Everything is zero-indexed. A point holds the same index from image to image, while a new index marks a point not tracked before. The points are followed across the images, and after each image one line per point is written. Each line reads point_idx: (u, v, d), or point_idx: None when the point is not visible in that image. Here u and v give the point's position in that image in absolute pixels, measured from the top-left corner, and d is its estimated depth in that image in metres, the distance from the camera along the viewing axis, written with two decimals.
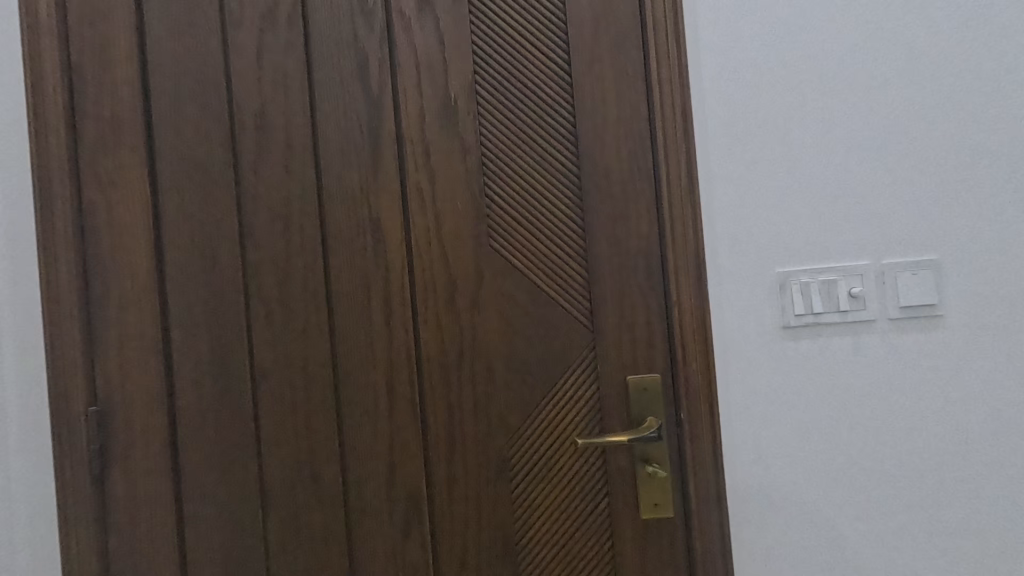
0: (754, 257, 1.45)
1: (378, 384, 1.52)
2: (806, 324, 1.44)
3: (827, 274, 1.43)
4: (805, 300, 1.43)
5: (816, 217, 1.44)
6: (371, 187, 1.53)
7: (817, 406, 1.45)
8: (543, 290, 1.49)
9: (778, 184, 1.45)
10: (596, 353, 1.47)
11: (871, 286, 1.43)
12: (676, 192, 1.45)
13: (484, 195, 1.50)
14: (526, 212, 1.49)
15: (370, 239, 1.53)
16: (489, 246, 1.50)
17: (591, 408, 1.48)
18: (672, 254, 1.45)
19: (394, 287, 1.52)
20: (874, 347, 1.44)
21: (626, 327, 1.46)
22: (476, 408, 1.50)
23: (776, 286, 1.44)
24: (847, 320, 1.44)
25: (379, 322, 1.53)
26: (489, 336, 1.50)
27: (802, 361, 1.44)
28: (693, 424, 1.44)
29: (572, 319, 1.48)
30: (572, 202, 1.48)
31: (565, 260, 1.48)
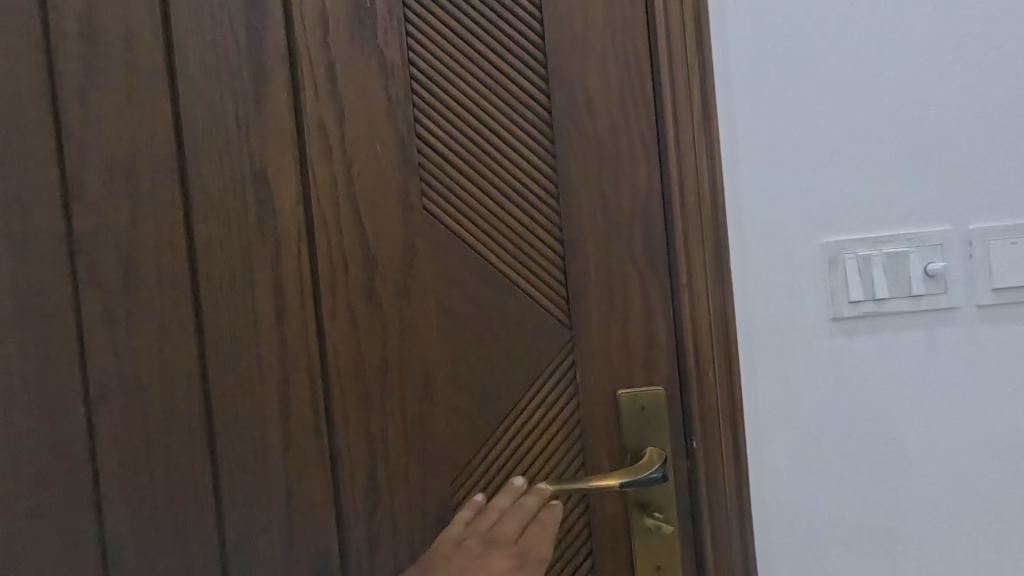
0: (792, 224, 1.06)
1: (268, 404, 1.07)
2: (864, 315, 1.06)
3: (895, 246, 1.05)
4: (863, 282, 1.06)
5: (874, 170, 1.05)
6: (253, 126, 1.06)
7: (878, 425, 1.07)
8: (499, 271, 1.05)
9: (824, 124, 1.05)
10: (574, 358, 1.04)
11: (953, 262, 1.06)
12: (685, 133, 1.03)
13: (414, 135, 1.05)
14: (475, 159, 1.05)
15: (252, 199, 1.07)
16: (422, 209, 1.05)
17: (568, 436, 1.06)
18: (680, 216, 1.03)
19: (289, 269, 1.07)
20: (952, 345, 1.07)
21: (617, 320, 1.04)
22: (408, 437, 1.07)
23: (824, 263, 1.06)
24: (919, 309, 1.06)
25: (267, 318, 1.07)
26: (424, 337, 1.06)
27: (859, 364, 1.07)
28: (709, 455, 1.04)
29: (539, 310, 1.05)
30: (540, 144, 1.04)
31: (531, 227, 1.05)
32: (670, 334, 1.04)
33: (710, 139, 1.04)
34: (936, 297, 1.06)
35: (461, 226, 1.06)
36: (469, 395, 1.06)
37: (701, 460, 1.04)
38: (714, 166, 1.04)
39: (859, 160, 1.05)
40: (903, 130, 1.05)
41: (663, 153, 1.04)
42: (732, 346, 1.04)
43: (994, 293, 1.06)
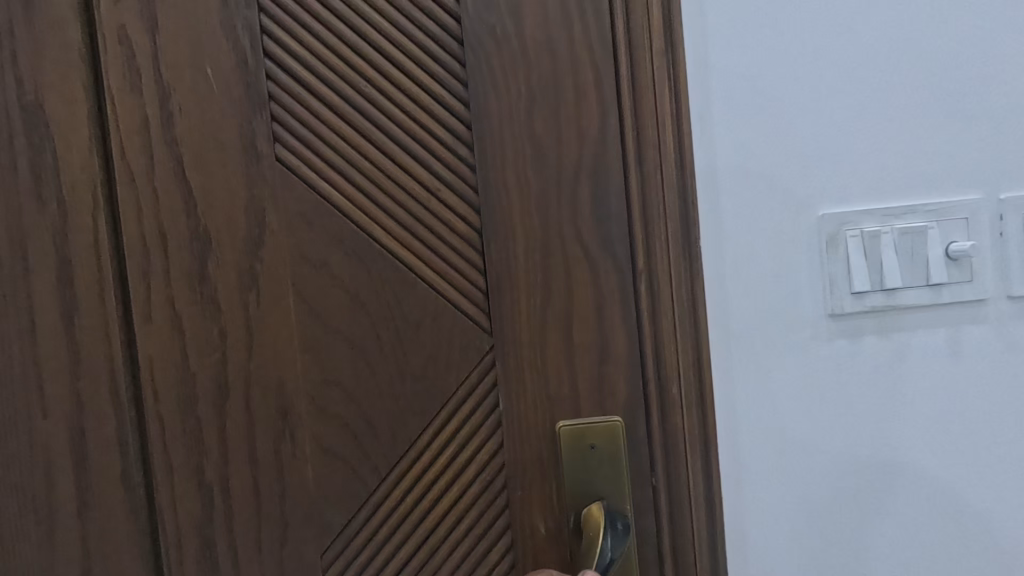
0: (777, 181, 0.73)
1: (55, 444, 0.74)
2: (869, 314, 0.74)
3: (910, 220, 0.73)
4: (868, 267, 0.73)
5: (902, 107, 0.73)
6: (23, 37, 0.72)
7: (886, 470, 0.75)
8: (386, 250, 0.73)
9: (835, 41, 0.72)
10: (495, 375, 0.73)
11: (982, 242, 0.74)
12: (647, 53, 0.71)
13: (262, 52, 0.72)
14: (351, 91, 0.72)
15: (24, 146, 0.72)
16: (273, 160, 0.72)
17: (486, 487, 0.74)
18: (647, 171, 0.71)
19: (80, 249, 0.73)
20: (976, 360, 0.75)
21: (554, 321, 0.72)
22: (258, 490, 0.74)
23: (813, 242, 0.73)
24: (936, 308, 0.74)
25: (51, 319, 0.73)
26: (278, 347, 0.73)
27: (863, 387, 0.75)
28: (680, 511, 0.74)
29: (444, 307, 0.73)
30: (448, 68, 0.72)
31: (434, 187, 0.73)
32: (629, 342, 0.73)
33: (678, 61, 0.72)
34: (961, 291, 0.74)
35: (331, 186, 0.73)
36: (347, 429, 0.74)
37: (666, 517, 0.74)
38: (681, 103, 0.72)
39: (884, 92, 0.73)
40: (941, 51, 0.73)
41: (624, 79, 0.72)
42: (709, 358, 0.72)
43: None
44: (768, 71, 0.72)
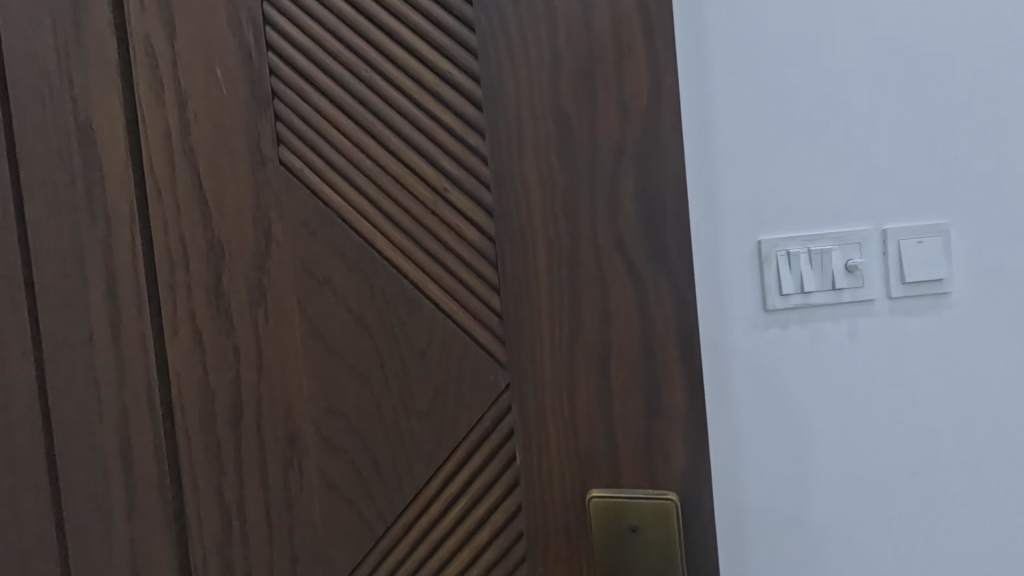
0: (742, 217, 0.83)
1: (109, 448, 0.77)
2: (793, 319, 0.83)
3: (821, 242, 0.82)
4: (789, 278, 0.82)
5: (853, 159, 0.81)
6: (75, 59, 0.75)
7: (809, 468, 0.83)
8: (388, 262, 0.62)
9: (773, 103, 0.81)
10: (511, 423, 0.58)
11: (873, 264, 0.82)
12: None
13: (265, 46, 0.65)
14: (352, 78, 0.63)
15: (79, 164, 0.76)
16: (278, 164, 0.66)
17: (502, 557, 0.59)
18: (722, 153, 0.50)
19: (122, 262, 0.75)
20: (880, 370, 0.83)
21: (585, 357, 0.55)
22: (272, 519, 0.69)
23: (747, 259, 0.83)
24: (842, 320, 0.83)
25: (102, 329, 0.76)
26: (286, 369, 0.67)
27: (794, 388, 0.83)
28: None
29: (452, 333, 0.60)
30: (457, 41, 0.58)
31: (440, 185, 0.60)
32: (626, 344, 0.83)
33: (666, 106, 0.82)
34: (860, 307, 0.82)
35: (334, 189, 0.64)
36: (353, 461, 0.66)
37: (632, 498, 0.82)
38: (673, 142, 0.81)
39: (826, 148, 0.81)
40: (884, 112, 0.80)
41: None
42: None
43: (917, 306, 0.82)
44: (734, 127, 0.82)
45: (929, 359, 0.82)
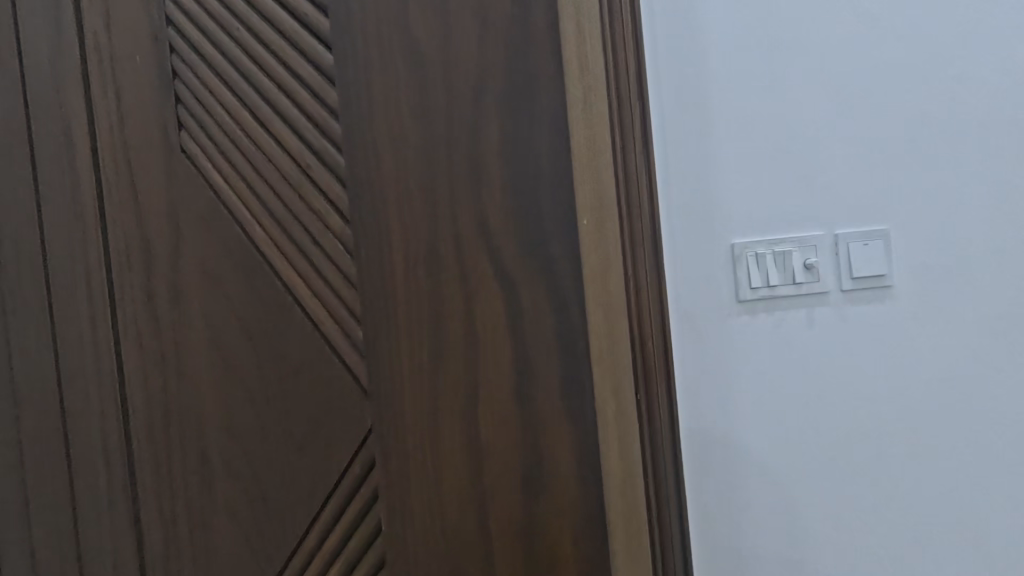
0: (707, 217, 0.78)
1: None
2: (764, 321, 0.78)
3: (780, 243, 0.77)
4: (753, 278, 0.77)
5: (813, 160, 0.77)
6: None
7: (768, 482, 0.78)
8: (264, 259, 0.53)
9: (737, 113, 0.77)
10: (376, 480, 0.51)
11: (828, 267, 0.77)
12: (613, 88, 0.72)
13: (166, 22, 0.60)
14: (240, 54, 0.55)
15: None
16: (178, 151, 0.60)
17: None
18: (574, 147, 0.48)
19: (66, 264, 0.64)
20: (847, 381, 0.77)
21: (447, 366, 0.50)
22: (192, 554, 0.62)
23: (718, 260, 0.78)
24: (810, 323, 0.78)
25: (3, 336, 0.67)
26: (201, 379, 0.60)
27: (766, 402, 0.78)
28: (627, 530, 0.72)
29: (319, 343, 0.52)
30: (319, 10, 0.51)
31: (303, 171, 0.52)
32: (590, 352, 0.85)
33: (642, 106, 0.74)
34: (816, 308, 0.78)
35: (222, 174, 0.56)
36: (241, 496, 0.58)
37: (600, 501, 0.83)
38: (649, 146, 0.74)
39: (789, 147, 0.77)
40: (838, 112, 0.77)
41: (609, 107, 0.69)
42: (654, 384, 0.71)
43: (870, 309, 0.77)
44: (698, 124, 0.78)
45: (894, 363, 0.77)
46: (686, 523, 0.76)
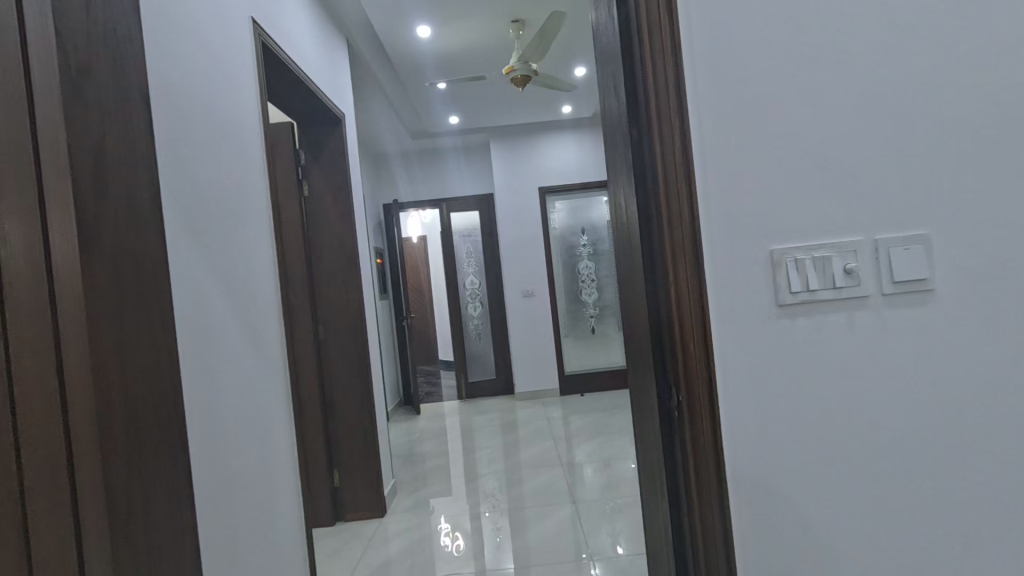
0: (750, 223, 0.77)
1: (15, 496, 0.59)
2: (804, 327, 0.77)
3: (821, 248, 0.77)
4: (795, 282, 0.76)
5: (845, 167, 0.77)
6: (105, 82, 0.82)
7: (817, 487, 0.77)
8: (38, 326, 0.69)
9: (777, 124, 0.77)
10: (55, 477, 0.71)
11: (870, 270, 0.77)
12: (651, 104, 0.76)
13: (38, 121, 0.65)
14: None
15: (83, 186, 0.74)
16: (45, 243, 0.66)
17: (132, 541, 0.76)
18: (134, 275, 0.85)
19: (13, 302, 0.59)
20: (890, 386, 0.77)
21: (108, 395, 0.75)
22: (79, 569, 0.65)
23: (758, 265, 0.77)
24: (849, 328, 0.77)
25: (97, 328, 0.73)
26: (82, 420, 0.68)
27: (808, 408, 0.77)
28: (678, 503, 0.78)
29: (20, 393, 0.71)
30: (85, 182, 0.75)
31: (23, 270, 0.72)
32: (640, 352, 0.91)
33: (681, 121, 0.76)
34: (857, 312, 0.77)
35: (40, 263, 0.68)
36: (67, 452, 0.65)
37: (655, 484, 0.88)
38: (690, 156, 0.76)
39: (821, 154, 0.77)
40: (864, 122, 0.77)
41: (644, 130, 0.78)
42: (695, 378, 0.75)
43: (908, 313, 0.77)
44: (737, 129, 0.77)
45: (931, 367, 0.77)
46: (729, 527, 0.76)
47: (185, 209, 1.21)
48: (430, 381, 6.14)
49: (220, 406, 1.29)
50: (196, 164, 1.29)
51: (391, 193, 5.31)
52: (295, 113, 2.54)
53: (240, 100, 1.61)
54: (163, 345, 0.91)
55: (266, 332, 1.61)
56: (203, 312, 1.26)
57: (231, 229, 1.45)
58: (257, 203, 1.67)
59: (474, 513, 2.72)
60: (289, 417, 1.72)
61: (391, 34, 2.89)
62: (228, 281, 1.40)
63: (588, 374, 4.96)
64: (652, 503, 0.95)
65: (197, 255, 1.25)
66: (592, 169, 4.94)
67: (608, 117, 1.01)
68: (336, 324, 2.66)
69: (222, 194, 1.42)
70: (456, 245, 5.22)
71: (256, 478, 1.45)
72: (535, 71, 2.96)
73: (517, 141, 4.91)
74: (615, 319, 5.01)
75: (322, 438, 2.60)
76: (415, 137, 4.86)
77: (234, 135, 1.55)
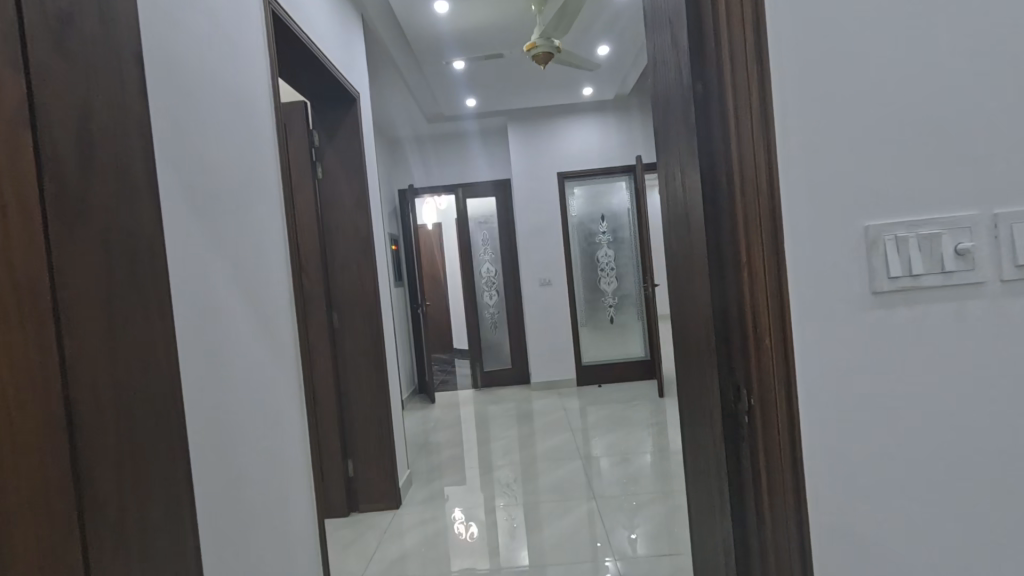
0: (840, 194, 0.65)
1: None
2: (904, 316, 0.65)
3: (929, 225, 0.65)
4: (896, 265, 0.65)
5: (953, 129, 0.65)
6: (97, 36, 0.73)
7: (907, 504, 0.66)
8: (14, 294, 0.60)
9: (868, 79, 0.65)
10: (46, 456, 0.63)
11: (986, 253, 0.65)
12: (723, 54, 0.65)
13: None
14: None
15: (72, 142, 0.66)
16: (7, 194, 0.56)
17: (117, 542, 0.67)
18: (133, 248, 0.77)
19: None
20: (1001, 389, 0.65)
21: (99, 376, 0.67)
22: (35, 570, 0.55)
23: (847, 244, 0.65)
24: (955, 320, 0.65)
25: (81, 299, 0.65)
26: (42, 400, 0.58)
27: (904, 413, 0.66)
28: (742, 521, 0.68)
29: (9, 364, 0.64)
30: (71, 138, 0.66)
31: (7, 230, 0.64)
32: (696, 345, 0.80)
33: (760, 73, 0.64)
34: (967, 301, 0.65)
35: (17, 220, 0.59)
36: (9, 449, 0.54)
37: (711, 495, 0.78)
38: (769, 115, 0.64)
39: (925, 114, 0.65)
40: (978, 75, 0.65)
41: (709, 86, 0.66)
42: (767, 377, 0.64)
43: None
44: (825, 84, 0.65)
45: None
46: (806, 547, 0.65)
47: (188, 187, 1.13)
48: (445, 369, 6.11)
49: (226, 396, 1.21)
50: (201, 140, 1.21)
51: (406, 178, 5.22)
52: (309, 92, 2.45)
53: (250, 73, 1.52)
54: (162, 333, 0.83)
55: (277, 320, 1.53)
56: (209, 295, 1.17)
57: (239, 210, 1.37)
58: (268, 182, 1.58)
59: (489, 506, 2.65)
60: (301, 405, 1.65)
61: (408, 10, 2.77)
62: (236, 265, 1.32)
63: (606, 364, 4.85)
64: (704, 512, 0.85)
65: (201, 237, 1.16)
66: (612, 154, 4.78)
67: (662, 80, 0.89)
68: (350, 310, 2.59)
69: (230, 172, 1.34)
70: (472, 232, 5.11)
71: (266, 473, 1.37)
72: (558, 48, 2.82)
73: (536, 124, 4.76)
74: (635, 308, 4.88)
75: (336, 427, 2.54)
76: (431, 120, 4.74)
77: (243, 110, 1.45)
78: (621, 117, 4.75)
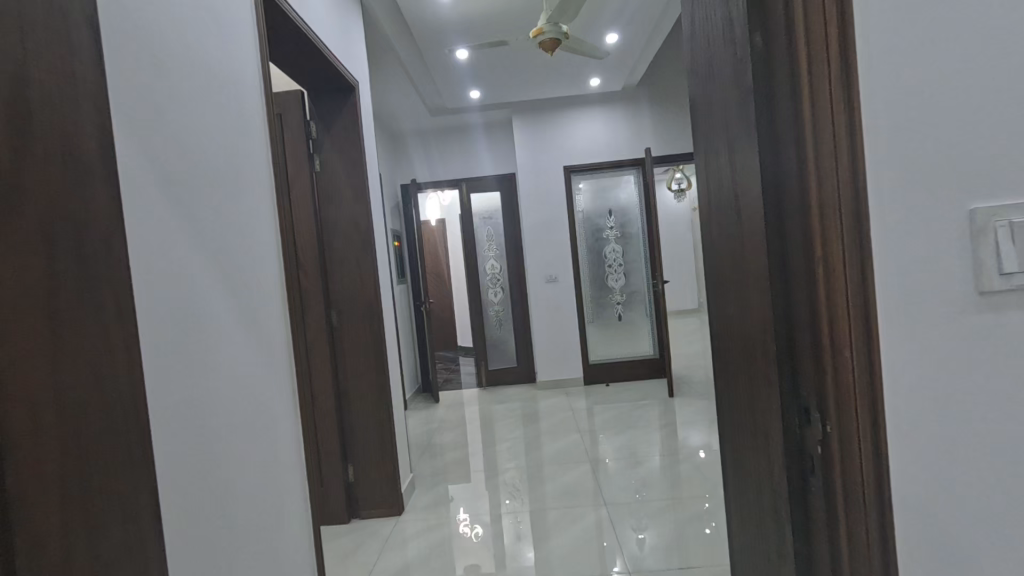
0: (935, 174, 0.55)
1: None
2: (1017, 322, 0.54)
3: None
4: (1012, 259, 0.53)
5: None
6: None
7: (1013, 548, 0.55)
8: None
9: (966, 32, 0.54)
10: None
11: None
12: (794, 3, 0.53)
13: None
14: None
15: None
16: None
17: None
18: (88, 240, 0.67)
19: None
20: None
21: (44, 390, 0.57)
22: None
23: (946, 235, 0.55)
24: None
25: (12, 304, 0.55)
26: None
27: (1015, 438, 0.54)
28: (810, 568, 0.58)
29: None
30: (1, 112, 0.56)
31: None
32: (748, 356, 0.69)
33: (839, 25, 0.53)
34: None
35: None
36: None
37: (768, 529, 0.67)
38: (851, 78, 0.53)
39: None
40: None
41: (774, 51, 0.55)
42: (846, 401, 0.54)
43: None
44: (912, 46, 0.54)
45: None
46: None
47: (165, 180, 1.02)
48: (448, 368, 6.00)
49: (216, 404, 1.12)
50: (180, 128, 1.10)
51: (409, 173, 5.11)
52: (305, 81, 2.34)
53: (238, 56, 1.41)
54: (127, 345, 0.72)
55: (269, 321, 1.43)
56: (192, 295, 1.07)
57: (226, 204, 1.26)
58: (258, 172, 1.47)
59: (495, 513, 2.54)
60: (295, 412, 1.54)
61: None
62: (223, 264, 1.22)
63: (614, 363, 4.74)
64: (754, 540, 0.75)
65: (180, 234, 1.06)
66: (620, 147, 4.65)
67: (701, 49, 0.78)
68: (349, 309, 2.48)
69: (215, 163, 1.23)
70: (476, 228, 5.00)
71: (260, 487, 1.27)
72: (565, 35, 2.70)
73: (542, 116, 4.64)
74: (644, 305, 4.76)
75: (336, 431, 2.44)
76: (433, 112, 4.62)
77: (230, 95, 1.34)
78: (629, 109, 4.62)
